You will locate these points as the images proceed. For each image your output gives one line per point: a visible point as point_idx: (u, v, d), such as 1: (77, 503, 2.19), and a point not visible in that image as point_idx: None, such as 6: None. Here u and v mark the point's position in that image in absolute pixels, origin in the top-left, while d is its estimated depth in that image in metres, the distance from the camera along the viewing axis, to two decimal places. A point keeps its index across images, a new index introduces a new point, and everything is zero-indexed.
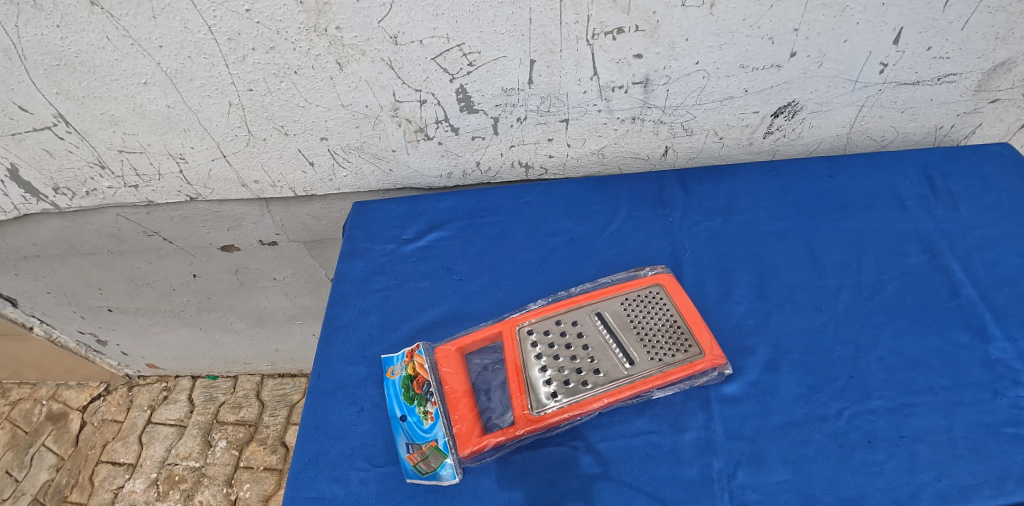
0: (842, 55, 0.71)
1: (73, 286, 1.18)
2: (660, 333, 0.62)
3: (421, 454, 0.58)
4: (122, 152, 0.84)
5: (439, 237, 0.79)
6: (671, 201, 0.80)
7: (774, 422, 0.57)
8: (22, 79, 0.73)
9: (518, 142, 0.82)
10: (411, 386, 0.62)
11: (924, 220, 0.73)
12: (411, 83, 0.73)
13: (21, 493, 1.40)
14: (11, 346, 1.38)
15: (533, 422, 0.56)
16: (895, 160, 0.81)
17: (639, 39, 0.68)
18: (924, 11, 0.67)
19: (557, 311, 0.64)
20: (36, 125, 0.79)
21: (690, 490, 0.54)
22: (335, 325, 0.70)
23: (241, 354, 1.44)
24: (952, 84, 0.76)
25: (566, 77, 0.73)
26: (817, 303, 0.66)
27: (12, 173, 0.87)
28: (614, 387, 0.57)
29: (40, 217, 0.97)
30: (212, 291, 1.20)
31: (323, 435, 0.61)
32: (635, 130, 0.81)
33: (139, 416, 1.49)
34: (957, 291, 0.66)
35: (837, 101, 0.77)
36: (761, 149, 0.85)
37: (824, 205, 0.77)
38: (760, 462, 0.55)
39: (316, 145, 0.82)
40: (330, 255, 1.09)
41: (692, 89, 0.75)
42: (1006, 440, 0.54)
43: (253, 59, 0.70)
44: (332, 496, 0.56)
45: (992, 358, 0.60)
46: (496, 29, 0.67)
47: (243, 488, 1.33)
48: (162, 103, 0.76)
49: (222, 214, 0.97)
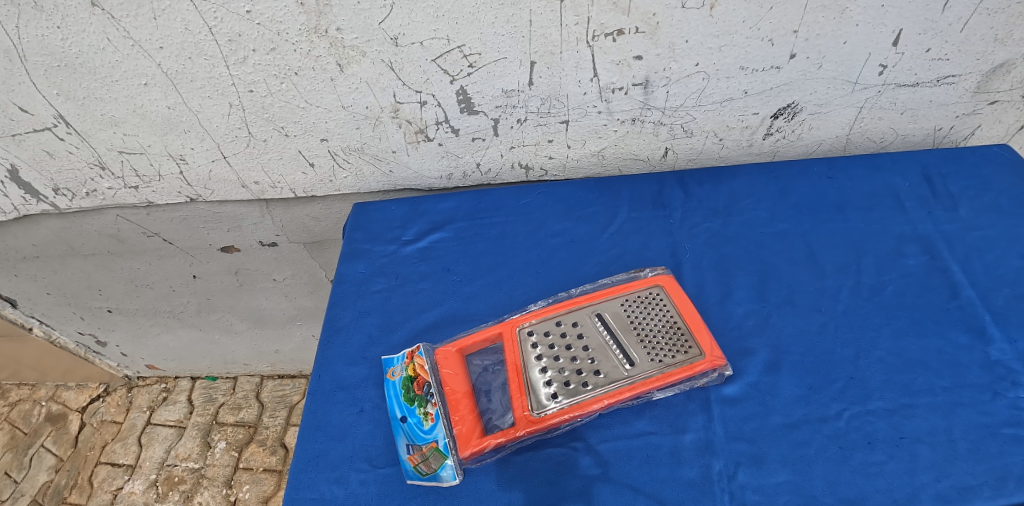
0: (842, 56, 0.71)
1: (73, 287, 1.18)
2: (660, 334, 0.62)
3: (421, 455, 0.58)
4: (122, 153, 0.84)
5: (439, 238, 0.79)
6: (671, 202, 0.80)
7: (774, 423, 0.57)
8: (23, 80, 0.73)
9: (518, 143, 0.82)
10: (412, 387, 0.62)
11: (924, 221, 0.74)
12: (411, 85, 0.73)
13: (21, 494, 1.40)
14: (10, 347, 1.38)
15: (533, 423, 0.56)
16: (894, 161, 0.81)
17: (639, 40, 0.69)
18: (924, 13, 0.67)
19: (558, 312, 0.64)
20: (37, 126, 0.79)
21: (690, 491, 0.54)
22: (335, 326, 0.70)
23: (241, 354, 1.44)
24: (952, 85, 0.76)
25: (566, 78, 0.73)
26: (817, 304, 0.66)
27: (12, 174, 0.87)
28: (614, 388, 0.57)
29: (40, 218, 0.97)
30: (211, 292, 1.20)
31: (323, 436, 0.61)
32: (635, 131, 0.81)
33: (139, 416, 1.49)
34: (957, 292, 0.66)
35: (837, 102, 0.77)
36: (760, 150, 0.85)
37: (824, 207, 0.77)
38: (761, 463, 0.55)
39: (316, 146, 0.82)
40: (330, 256, 1.09)
41: (692, 91, 0.75)
42: (1006, 441, 0.54)
43: (254, 60, 0.70)
44: (332, 497, 0.56)
45: (991, 359, 0.60)
46: (497, 31, 0.67)
47: (242, 489, 1.33)
48: (163, 104, 0.76)
49: (222, 215, 0.97)
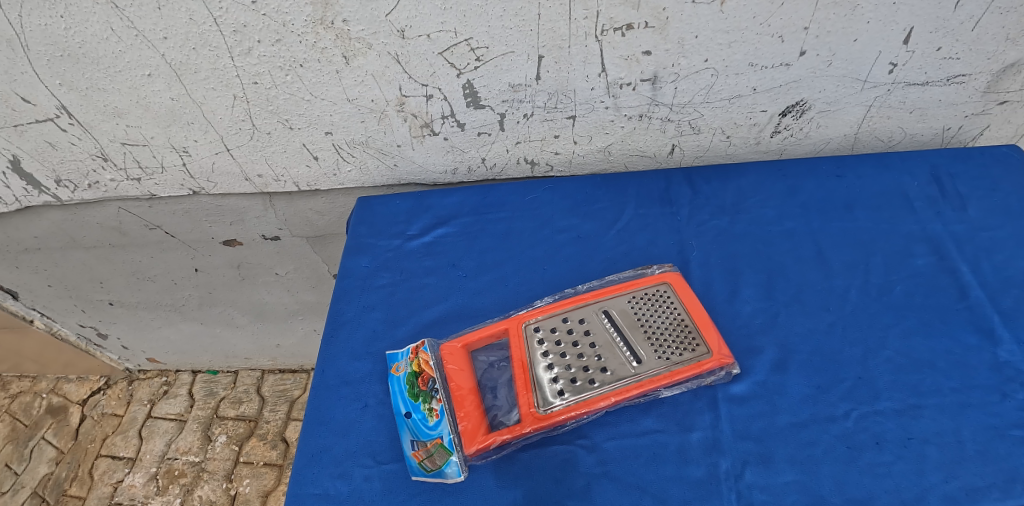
0: (853, 54, 0.71)
1: (75, 279, 1.18)
2: (667, 331, 0.61)
3: (426, 451, 0.57)
4: (124, 145, 0.84)
5: (444, 233, 0.78)
6: (678, 199, 0.79)
7: (781, 422, 0.57)
8: (25, 69, 0.72)
9: (523, 139, 0.81)
10: (417, 382, 0.61)
11: (932, 220, 0.73)
12: (417, 78, 0.73)
13: (20, 486, 1.40)
14: (10, 338, 1.38)
15: (540, 420, 0.56)
16: (903, 160, 0.80)
17: (648, 36, 0.68)
18: (936, 11, 0.66)
19: (565, 309, 0.63)
20: (38, 116, 0.79)
21: (697, 490, 0.53)
22: (339, 321, 0.69)
23: (242, 348, 1.44)
24: (962, 85, 0.75)
25: (574, 73, 0.72)
26: (825, 303, 0.66)
27: (13, 165, 0.87)
28: (621, 386, 0.57)
29: (41, 209, 0.97)
30: (213, 285, 1.20)
31: (327, 431, 0.60)
32: (642, 127, 0.80)
33: (139, 410, 1.49)
34: (966, 293, 0.65)
35: (845, 101, 0.77)
36: (767, 148, 0.84)
37: (832, 205, 0.76)
38: (768, 462, 0.54)
39: (321, 139, 0.82)
40: (333, 251, 1.08)
41: (701, 87, 0.74)
42: (1014, 442, 0.54)
43: (259, 51, 0.70)
44: (336, 493, 0.56)
45: (1000, 361, 0.59)
46: (505, 24, 0.66)
47: (243, 483, 1.33)
48: (166, 95, 0.75)
49: (225, 208, 0.97)
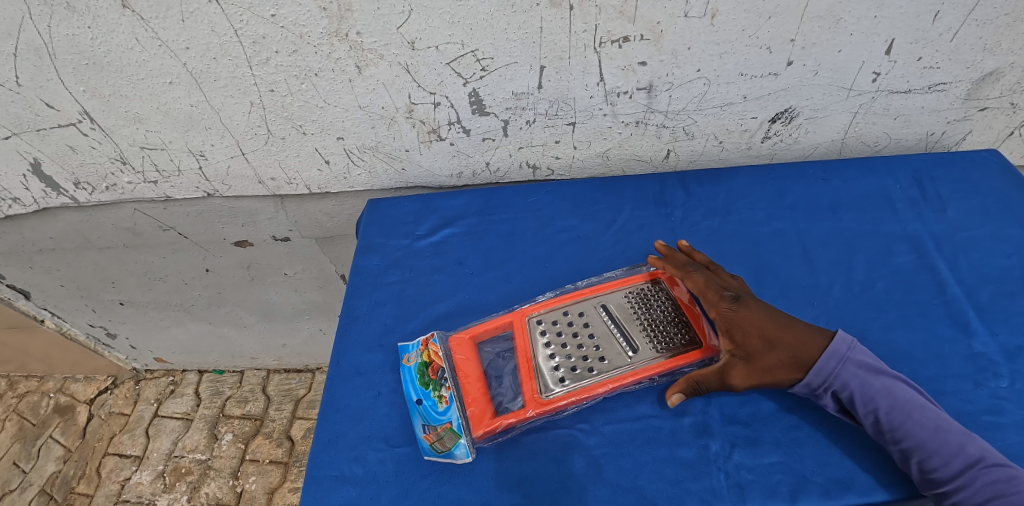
0: (837, 64, 0.75)
1: (87, 280, 1.21)
2: (662, 323, 0.65)
3: (436, 435, 0.60)
4: (143, 149, 0.88)
5: (451, 233, 0.82)
6: (672, 201, 0.83)
7: (768, 408, 0.61)
8: (51, 77, 0.76)
9: (526, 144, 0.86)
10: (426, 372, 0.64)
11: (913, 221, 0.77)
12: (426, 86, 0.77)
13: (29, 484, 1.43)
14: (20, 338, 1.42)
15: (541, 404, 0.60)
16: (886, 165, 0.85)
17: (644, 47, 0.72)
18: (915, 24, 0.71)
19: (565, 303, 0.67)
20: (61, 121, 0.83)
21: (689, 470, 0.57)
22: (351, 316, 0.73)
23: (249, 348, 1.47)
24: (942, 92, 0.80)
25: (574, 82, 0.76)
26: (811, 298, 0.70)
27: (34, 168, 0.91)
28: (617, 374, 0.61)
29: (58, 211, 1.01)
30: (223, 285, 1.23)
31: (341, 418, 0.64)
32: (638, 133, 0.84)
33: (147, 409, 1.52)
34: (943, 289, 0.69)
35: (832, 108, 0.81)
36: (759, 152, 0.88)
37: (818, 207, 0.81)
38: (755, 444, 0.58)
39: (332, 144, 0.86)
40: (341, 252, 1.12)
41: (694, 95, 0.79)
42: (985, 427, 0.58)
43: (276, 61, 0.74)
44: (351, 474, 0.60)
45: (974, 352, 0.63)
46: (509, 37, 0.71)
47: (249, 480, 1.36)
48: (186, 102, 0.79)
49: (237, 210, 1.01)
